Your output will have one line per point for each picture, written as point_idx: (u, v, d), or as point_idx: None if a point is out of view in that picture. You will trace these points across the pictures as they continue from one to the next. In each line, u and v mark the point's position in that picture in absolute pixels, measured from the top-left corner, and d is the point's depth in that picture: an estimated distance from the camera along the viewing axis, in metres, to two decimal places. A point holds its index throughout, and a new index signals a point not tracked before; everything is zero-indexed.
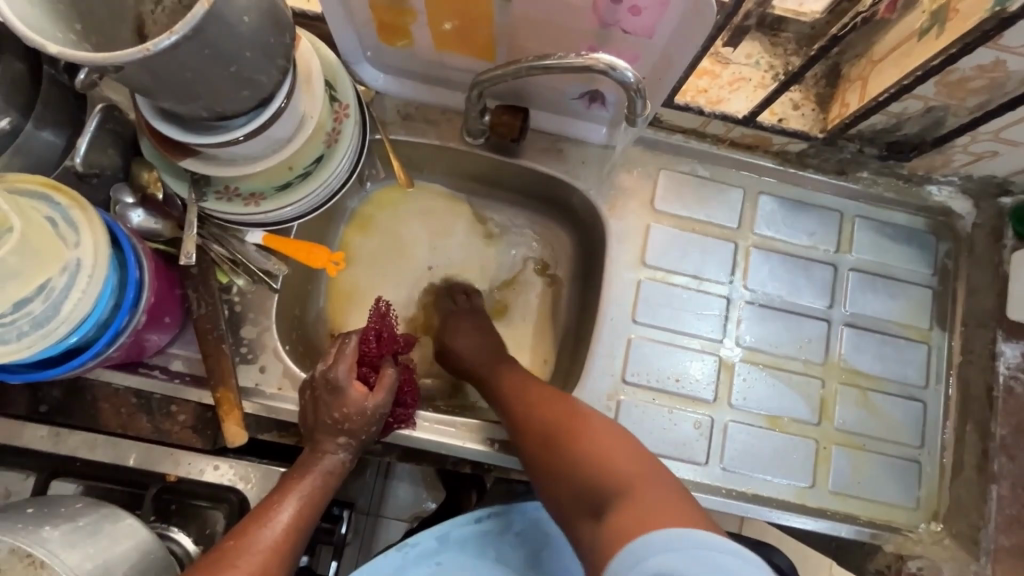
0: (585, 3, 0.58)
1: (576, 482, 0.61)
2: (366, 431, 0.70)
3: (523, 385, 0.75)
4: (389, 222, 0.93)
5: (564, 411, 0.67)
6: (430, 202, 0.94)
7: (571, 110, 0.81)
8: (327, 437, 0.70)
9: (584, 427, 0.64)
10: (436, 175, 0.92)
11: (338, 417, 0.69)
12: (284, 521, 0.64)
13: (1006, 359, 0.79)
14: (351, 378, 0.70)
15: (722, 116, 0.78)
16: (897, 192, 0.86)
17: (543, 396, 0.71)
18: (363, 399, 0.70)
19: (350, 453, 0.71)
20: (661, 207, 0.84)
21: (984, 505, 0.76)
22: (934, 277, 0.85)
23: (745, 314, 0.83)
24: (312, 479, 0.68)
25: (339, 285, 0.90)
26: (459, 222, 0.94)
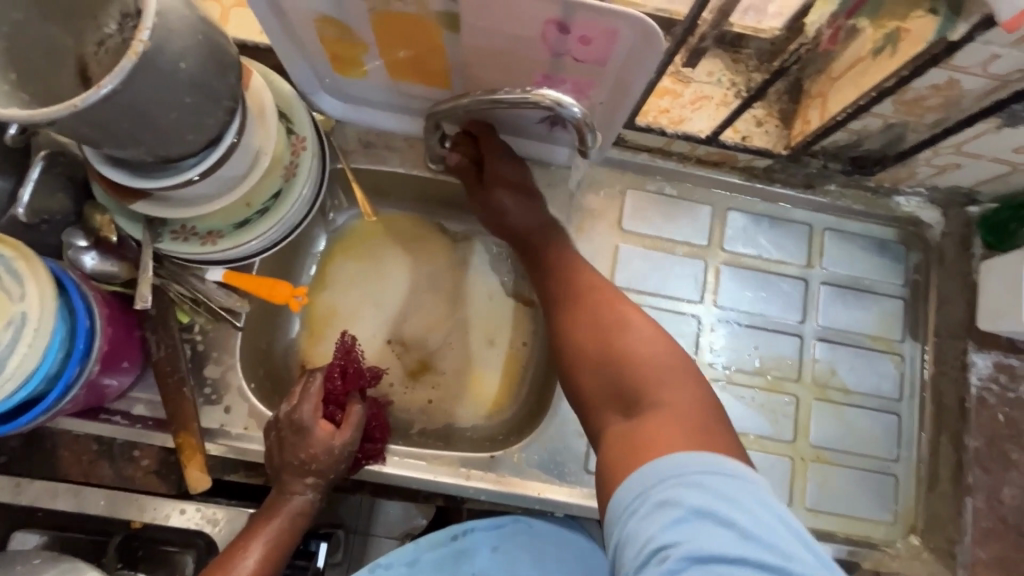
0: (534, 33, 0.57)
1: (614, 381, 0.62)
2: (334, 470, 0.69)
3: (571, 273, 0.71)
4: (373, 247, 0.91)
5: (606, 300, 0.68)
6: (407, 228, 0.92)
7: (533, 132, 0.77)
8: (295, 478, 0.68)
9: (635, 332, 0.64)
10: (404, 200, 0.91)
11: (304, 458, 0.68)
12: (250, 567, 0.63)
13: (977, 369, 0.80)
14: (316, 418, 0.69)
15: (684, 136, 0.78)
16: (866, 204, 0.85)
17: (586, 284, 0.70)
18: (331, 439, 0.69)
19: (319, 493, 0.70)
20: (629, 227, 0.83)
21: (960, 518, 0.77)
22: (905, 288, 0.85)
23: (718, 331, 0.82)
24: (279, 521, 0.67)
25: (308, 316, 0.88)
26: (445, 252, 0.92)
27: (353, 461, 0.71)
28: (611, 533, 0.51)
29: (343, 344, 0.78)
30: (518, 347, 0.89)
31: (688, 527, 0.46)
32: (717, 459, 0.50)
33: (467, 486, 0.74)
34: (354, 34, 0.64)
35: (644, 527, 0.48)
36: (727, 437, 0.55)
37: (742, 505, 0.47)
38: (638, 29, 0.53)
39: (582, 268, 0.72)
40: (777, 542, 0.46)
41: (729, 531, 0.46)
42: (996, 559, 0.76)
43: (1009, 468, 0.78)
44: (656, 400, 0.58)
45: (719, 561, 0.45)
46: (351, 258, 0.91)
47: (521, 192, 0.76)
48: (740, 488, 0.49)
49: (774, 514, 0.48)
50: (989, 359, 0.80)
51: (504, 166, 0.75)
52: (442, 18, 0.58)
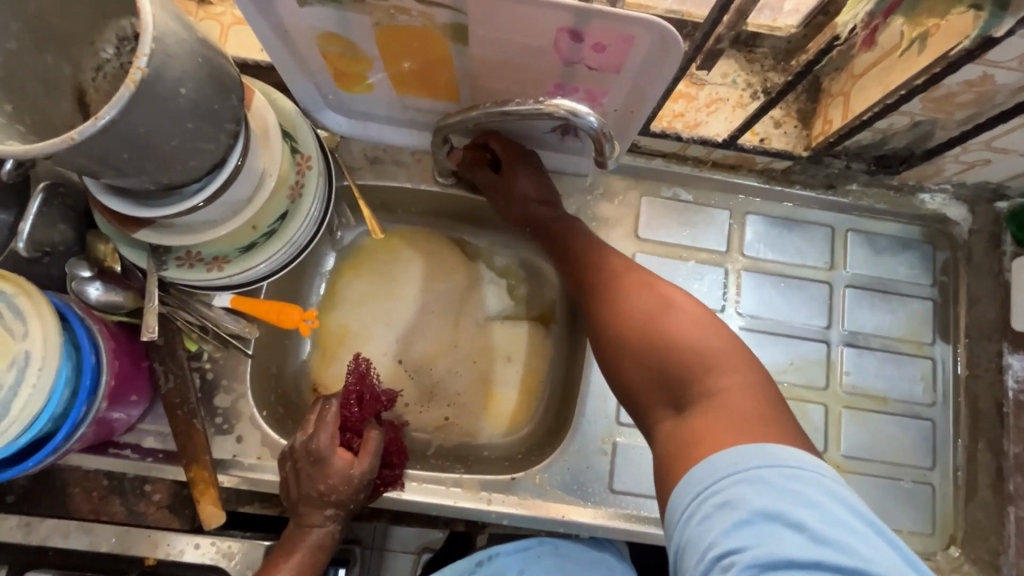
0: (546, 42, 0.55)
1: (658, 371, 0.58)
2: (354, 500, 0.67)
3: (604, 265, 0.67)
4: (385, 264, 0.89)
5: (642, 285, 0.63)
6: (423, 242, 0.90)
7: (545, 143, 0.75)
8: (314, 509, 0.66)
9: (680, 318, 0.59)
10: (412, 215, 0.89)
11: (323, 489, 0.65)
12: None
13: (1014, 371, 0.77)
14: (334, 447, 0.67)
15: (700, 139, 0.75)
16: (889, 203, 0.82)
17: (622, 269, 0.66)
18: (350, 469, 0.67)
19: (338, 523, 0.68)
20: (645, 235, 0.81)
21: (1003, 528, 0.74)
22: (933, 289, 0.82)
23: (741, 340, 0.79)
24: (300, 555, 0.64)
25: (320, 338, 0.86)
26: (462, 269, 0.90)
27: (371, 489, 0.69)
28: (670, 538, 0.49)
29: (356, 369, 0.77)
30: (538, 358, 0.87)
31: (754, 530, 0.44)
32: (780, 452, 0.47)
33: (489, 510, 0.72)
34: (358, 49, 0.62)
35: (705, 532, 0.46)
36: (787, 425, 0.52)
37: (808, 501, 0.44)
38: (656, 35, 0.51)
39: (612, 256, 0.68)
40: (848, 537, 0.43)
41: (796, 531, 0.43)
42: None
43: None
44: (707, 389, 0.55)
45: (791, 567, 0.42)
46: (364, 275, 0.89)
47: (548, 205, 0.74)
48: (806, 483, 0.45)
49: (842, 507, 0.45)
50: None
51: (524, 183, 0.73)
52: (450, 30, 0.56)
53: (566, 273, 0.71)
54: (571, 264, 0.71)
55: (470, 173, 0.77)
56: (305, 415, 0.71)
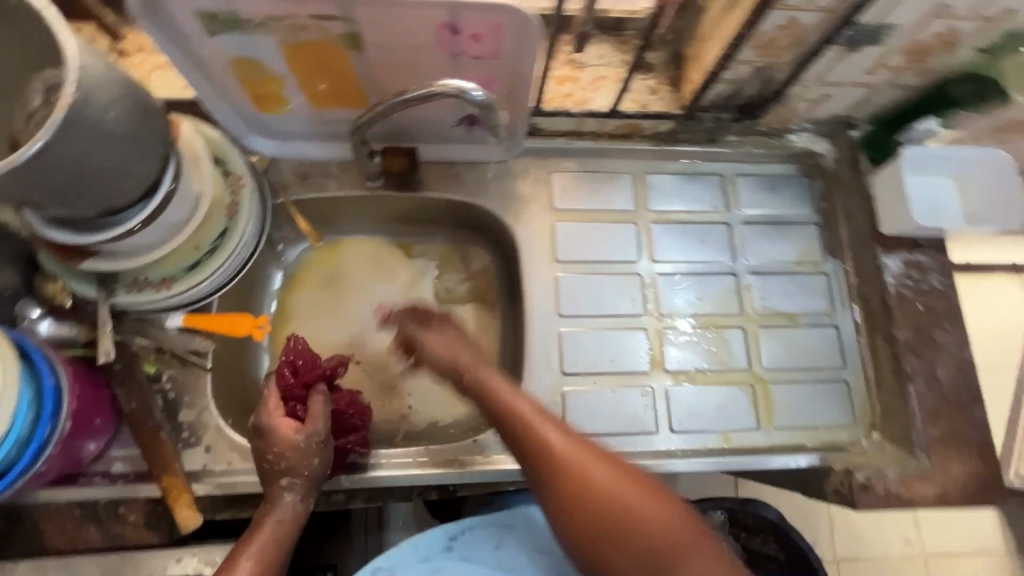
0: (431, 40, 0.64)
1: (636, 559, 0.60)
2: (306, 465, 0.69)
3: (536, 428, 0.66)
4: (333, 273, 0.97)
5: (585, 463, 0.63)
6: (367, 249, 0.99)
7: (455, 134, 0.86)
8: (272, 483, 0.69)
9: (608, 466, 0.63)
10: (353, 225, 0.97)
11: (273, 457, 0.69)
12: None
13: (891, 270, 0.87)
14: (274, 418, 0.70)
15: (591, 113, 0.85)
16: (764, 146, 0.95)
17: (568, 445, 0.64)
18: (297, 434, 0.70)
19: (299, 495, 0.70)
20: (561, 205, 0.90)
21: (909, 405, 0.82)
22: (815, 214, 0.94)
23: (661, 284, 0.88)
24: (263, 532, 0.66)
25: (279, 349, 0.90)
26: (403, 266, 0.99)
27: (325, 453, 0.71)
28: None
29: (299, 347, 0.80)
30: (486, 335, 0.96)
31: None
32: None
33: (457, 473, 0.77)
34: (269, 69, 0.70)
35: None
36: None
37: None
38: (518, 21, 0.61)
39: (546, 417, 0.67)
40: None
41: None
42: (948, 434, 0.80)
43: (937, 349, 0.84)
44: None
45: None
46: (315, 285, 0.96)
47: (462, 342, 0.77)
48: None
49: None
50: (898, 260, 0.88)
51: (439, 347, 0.77)
52: (347, 39, 0.64)
53: (507, 443, 0.69)
54: (514, 447, 0.68)
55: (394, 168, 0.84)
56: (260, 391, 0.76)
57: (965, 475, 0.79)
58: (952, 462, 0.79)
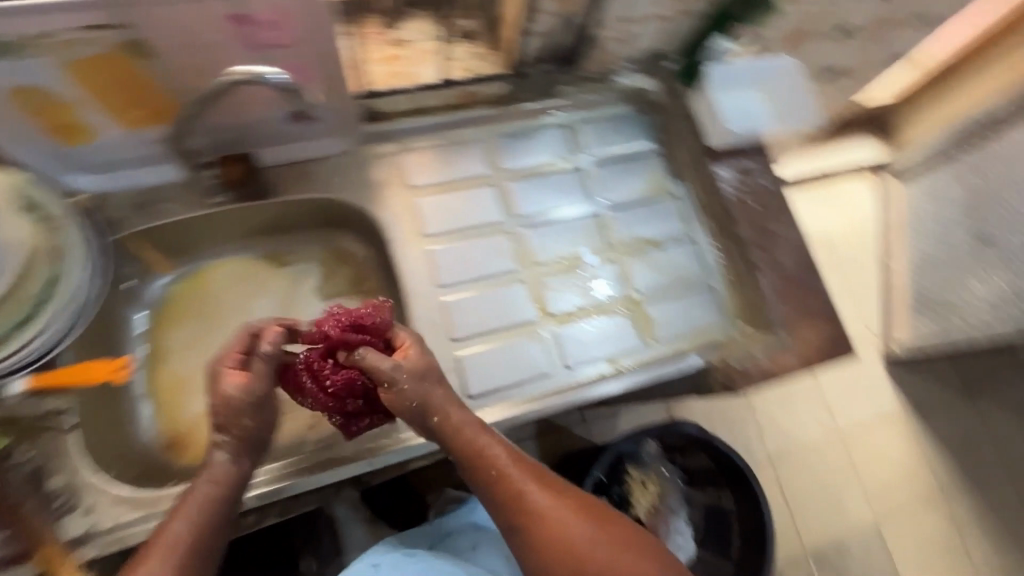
0: (221, 34, 0.64)
1: None
2: (237, 423, 0.67)
3: (515, 486, 0.66)
4: (202, 303, 0.93)
5: (559, 513, 0.64)
6: (234, 269, 0.95)
7: (291, 134, 0.84)
8: (210, 441, 0.68)
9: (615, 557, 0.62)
10: (214, 247, 0.94)
11: (208, 409, 0.67)
12: (178, 538, 0.61)
13: (724, 179, 0.96)
14: (218, 367, 0.68)
15: (420, 86, 0.90)
16: (597, 91, 1.01)
17: (547, 501, 0.65)
18: (231, 387, 0.67)
19: (232, 455, 0.67)
20: (417, 182, 0.92)
21: (761, 291, 0.92)
22: (654, 144, 1.02)
23: (529, 236, 0.93)
24: (200, 492, 0.64)
25: (160, 388, 0.87)
26: (277, 278, 0.97)
27: (257, 415, 0.68)
28: None
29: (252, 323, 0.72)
30: None
31: None
32: None
33: (372, 460, 0.78)
34: (56, 94, 0.65)
35: None
36: None
37: None
38: (309, 4, 0.63)
39: (529, 470, 0.68)
40: None
41: None
42: (796, 309, 0.91)
43: (775, 238, 0.94)
44: None
45: None
46: (185, 319, 0.92)
47: (413, 394, 0.67)
48: None
49: None
50: (729, 170, 0.97)
51: (411, 390, 0.67)
52: (129, 46, 0.62)
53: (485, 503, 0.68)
54: (494, 506, 0.67)
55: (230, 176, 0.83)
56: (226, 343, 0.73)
57: (820, 338, 0.89)
58: (806, 329, 0.90)
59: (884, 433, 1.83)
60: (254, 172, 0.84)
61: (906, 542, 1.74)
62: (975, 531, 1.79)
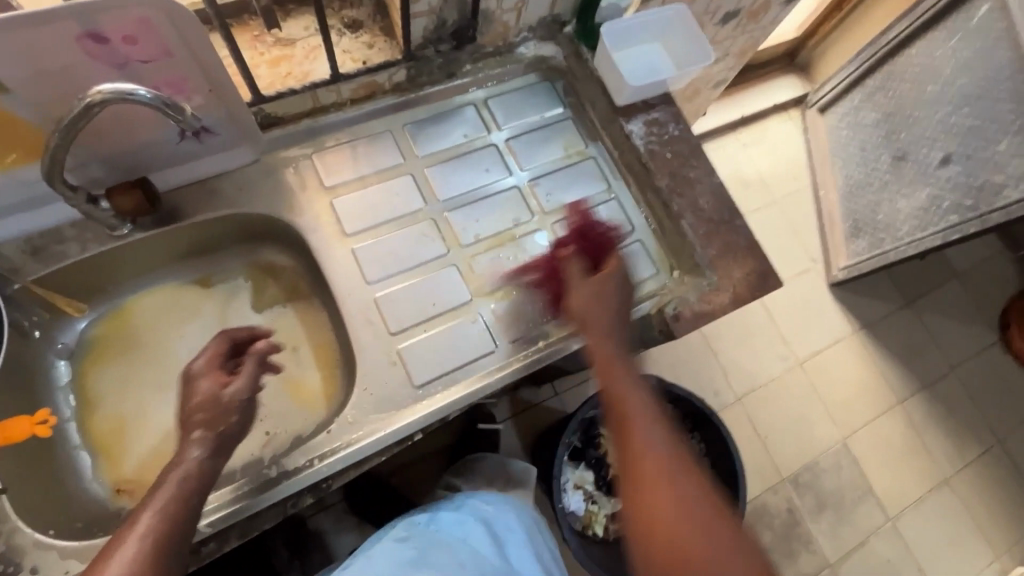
0: (79, 56, 0.61)
1: None
2: (224, 420, 0.68)
3: (631, 427, 0.64)
4: (129, 340, 0.89)
5: (665, 488, 0.60)
6: (157, 301, 0.92)
7: (189, 153, 0.81)
8: (184, 439, 0.67)
9: (708, 541, 0.57)
10: (131, 282, 0.90)
11: (190, 409, 0.69)
12: (143, 530, 0.57)
13: (636, 133, 0.98)
14: (206, 373, 0.73)
15: (319, 83, 0.85)
16: (500, 64, 1.01)
17: (659, 460, 0.62)
18: (221, 388, 0.71)
19: (206, 453, 0.66)
20: (331, 182, 0.90)
21: (686, 237, 0.94)
22: (566, 110, 1.03)
23: (455, 219, 0.93)
24: (169, 486, 0.62)
25: (99, 434, 0.84)
26: (205, 302, 0.94)
27: (242, 413, 0.70)
28: None
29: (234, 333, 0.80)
30: (319, 331, 0.95)
31: None
32: None
33: (326, 465, 0.77)
34: None
35: None
36: None
37: None
38: (166, 11, 0.60)
39: (651, 419, 0.66)
40: None
41: None
42: (722, 249, 0.93)
43: (693, 184, 0.96)
44: None
45: None
46: (113, 360, 0.88)
47: (608, 286, 0.78)
48: None
49: None
50: (639, 123, 0.98)
51: (579, 298, 0.77)
52: None
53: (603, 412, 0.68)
54: (613, 426, 0.67)
55: (130, 206, 0.77)
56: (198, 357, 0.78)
57: (746, 274, 0.92)
58: (732, 267, 0.93)
59: (839, 354, 1.92)
60: (155, 198, 0.79)
61: (871, 450, 1.84)
62: (933, 431, 1.89)
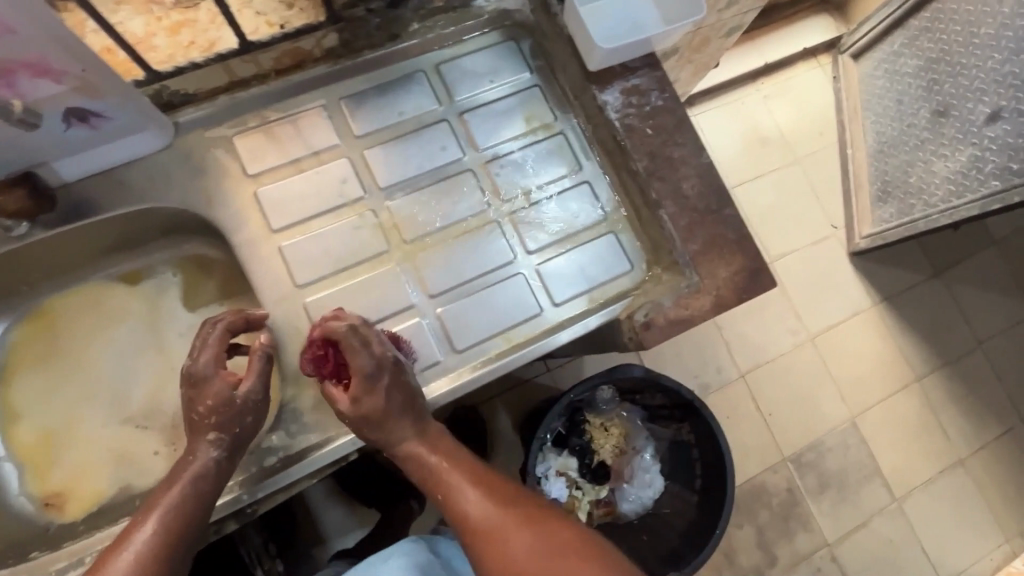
0: None
1: None
2: (240, 423, 0.69)
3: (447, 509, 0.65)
4: (54, 345, 0.83)
5: (506, 504, 0.63)
6: (83, 301, 0.85)
7: (86, 141, 0.71)
8: (199, 437, 0.68)
9: (556, 547, 0.58)
10: (51, 281, 0.83)
11: (203, 410, 0.67)
12: (146, 537, 0.61)
13: (612, 105, 0.83)
14: (216, 368, 0.69)
15: (217, 57, 0.75)
16: (454, 23, 0.87)
17: (492, 507, 0.63)
18: (233, 390, 0.68)
19: (224, 452, 0.69)
20: (256, 170, 0.79)
21: (664, 230, 0.81)
22: (533, 76, 0.89)
23: (399, 209, 0.82)
24: (181, 487, 0.65)
25: (26, 445, 0.80)
26: (134, 301, 0.86)
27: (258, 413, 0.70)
28: None
29: (227, 318, 0.71)
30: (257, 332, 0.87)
31: None
32: None
33: (253, 486, 0.73)
34: None
35: None
36: None
37: None
38: None
39: (465, 476, 0.66)
40: None
41: None
42: (706, 244, 0.80)
43: (677, 167, 0.81)
44: None
45: None
46: (37, 367, 0.83)
47: (378, 378, 0.67)
48: None
49: None
50: (615, 92, 0.83)
51: (362, 399, 0.67)
52: None
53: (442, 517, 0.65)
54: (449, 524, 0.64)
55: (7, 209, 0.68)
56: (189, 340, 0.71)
57: (733, 274, 0.79)
58: (718, 265, 0.80)
59: (861, 332, 1.73)
60: (44, 197, 0.70)
61: (884, 431, 1.69)
62: (953, 412, 1.74)
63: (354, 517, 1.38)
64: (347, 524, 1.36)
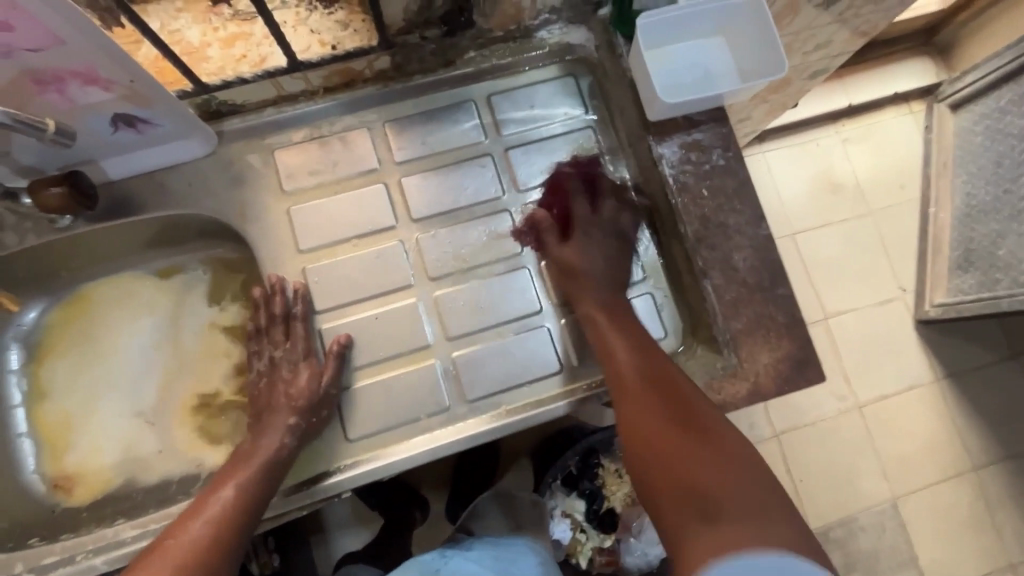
0: None
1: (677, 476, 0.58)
2: (316, 413, 0.73)
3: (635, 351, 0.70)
4: (85, 332, 0.86)
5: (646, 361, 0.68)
6: (118, 290, 0.87)
7: (132, 143, 0.72)
8: (280, 420, 0.73)
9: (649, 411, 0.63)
10: (90, 270, 0.85)
11: (291, 394, 0.74)
12: (226, 503, 0.67)
13: (667, 159, 0.76)
14: (302, 361, 0.75)
15: (263, 74, 0.74)
16: (511, 54, 0.82)
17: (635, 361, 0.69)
18: (315, 382, 0.73)
19: (295, 440, 0.73)
20: (292, 188, 0.78)
21: (706, 300, 0.74)
22: (588, 116, 0.83)
23: (427, 242, 0.79)
24: (254, 468, 0.70)
25: (47, 425, 0.83)
26: (164, 297, 0.87)
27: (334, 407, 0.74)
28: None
29: (299, 312, 0.75)
30: None
31: None
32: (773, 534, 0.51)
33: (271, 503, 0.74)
34: None
35: None
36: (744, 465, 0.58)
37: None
38: None
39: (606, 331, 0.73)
40: None
41: None
42: (751, 325, 0.73)
43: (730, 235, 0.74)
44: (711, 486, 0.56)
45: None
46: (68, 351, 0.85)
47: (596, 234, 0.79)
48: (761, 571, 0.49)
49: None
50: (673, 145, 0.77)
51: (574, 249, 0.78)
52: None
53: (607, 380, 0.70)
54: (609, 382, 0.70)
55: (49, 206, 0.70)
56: (270, 333, 0.78)
57: (776, 361, 0.72)
58: (761, 350, 0.72)
59: (917, 409, 1.58)
60: (86, 197, 0.72)
61: (929, 520, 1.53)
62: (1014, 514, 1.55)
63: (358, 519, 1.27)
64: (348, 525, 1.26)
